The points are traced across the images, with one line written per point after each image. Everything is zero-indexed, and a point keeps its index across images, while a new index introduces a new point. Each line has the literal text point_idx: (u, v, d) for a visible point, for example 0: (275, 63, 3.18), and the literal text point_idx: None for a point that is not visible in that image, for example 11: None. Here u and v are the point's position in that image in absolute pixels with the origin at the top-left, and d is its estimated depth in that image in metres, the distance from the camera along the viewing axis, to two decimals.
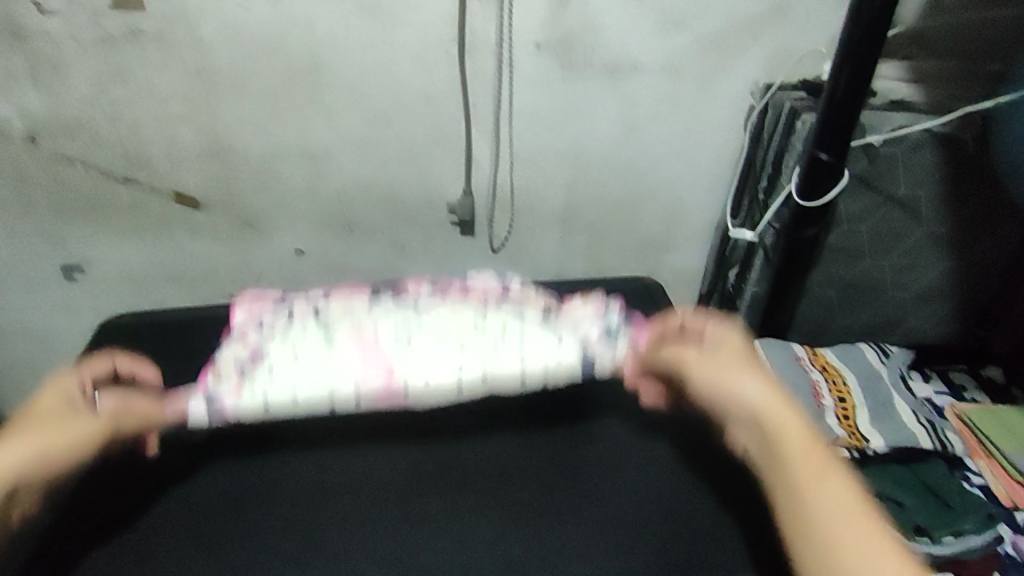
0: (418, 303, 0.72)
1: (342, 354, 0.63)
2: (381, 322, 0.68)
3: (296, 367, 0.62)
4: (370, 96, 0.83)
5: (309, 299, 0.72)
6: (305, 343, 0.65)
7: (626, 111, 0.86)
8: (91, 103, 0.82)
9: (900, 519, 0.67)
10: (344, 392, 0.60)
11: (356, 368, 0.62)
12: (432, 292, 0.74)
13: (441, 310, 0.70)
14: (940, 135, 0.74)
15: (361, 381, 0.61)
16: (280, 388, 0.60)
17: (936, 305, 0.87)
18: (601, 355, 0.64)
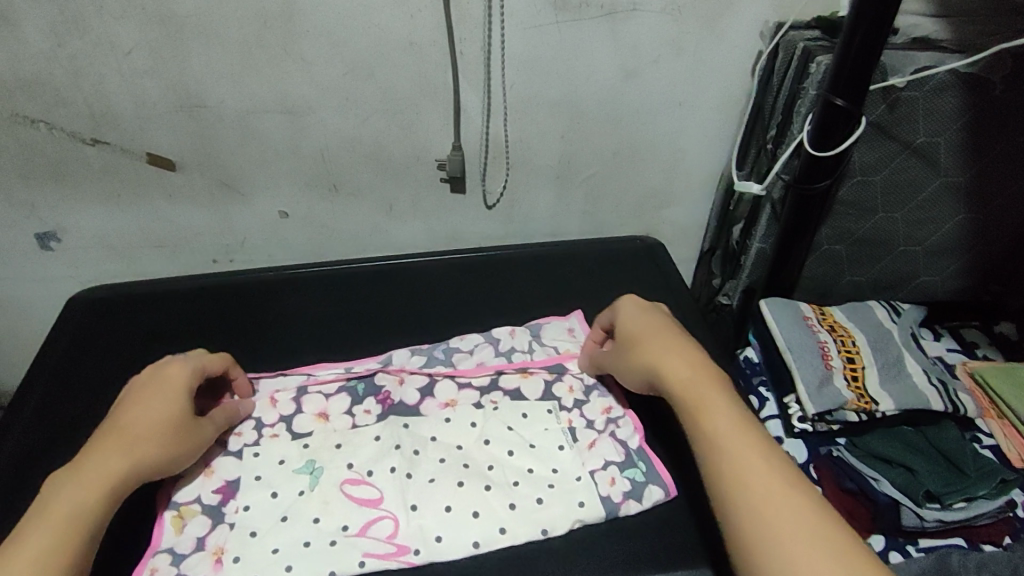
0: (408, 410, 0.71)
1: (337, 510, 0.63)
2: (369, 452, 0.67)
3: (289, 537, 0.61)
4: (350, 45, 0.77)
5: (275, 407, 0.70)
6: (291, 488, 0.64)
7: (626, 57, 0.80)
8: (49, 59, 0.75)
9: (911, 485, 0.67)
10: (348, 566, 0.59)
11: (361, 536, 0.61)
12: (415, 390, 0.73)
13: (436, 419, 0.70)
14: (966, 76, 0.69)
15: (368, 553, 0.60)
16: (274, 558, 0.59)
17: (950, 260, 0.83)
18: (623, 502, 0.64)
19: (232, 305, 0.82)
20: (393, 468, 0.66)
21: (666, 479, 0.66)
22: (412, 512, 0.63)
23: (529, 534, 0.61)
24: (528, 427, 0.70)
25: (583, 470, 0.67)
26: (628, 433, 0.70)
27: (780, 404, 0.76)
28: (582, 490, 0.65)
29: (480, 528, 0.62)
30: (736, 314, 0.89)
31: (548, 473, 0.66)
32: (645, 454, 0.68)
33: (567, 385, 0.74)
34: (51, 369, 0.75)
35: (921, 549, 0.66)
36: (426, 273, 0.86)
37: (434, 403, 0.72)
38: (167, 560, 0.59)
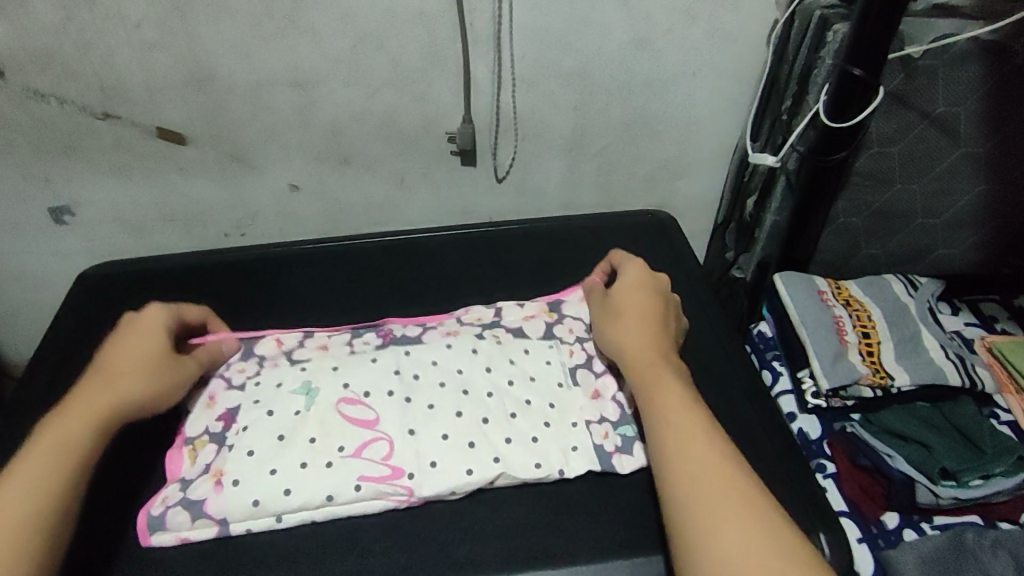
0: (410, 341, 0.72)
1: (334, 430, 0.61)
2: (367, 374, 0.65)
3: (286, 458, 0.59)
4: (358, 15, 0.76)
5: (278, 345, 0.71)
6: (287, 408, 0.63)
7: (639, 26, 0.78)
8: (59, 31, 0.75)
9: (926, 462, 0.66)
10: (344, 490, 0.58)
11: (356, 458, 0.60)
12: (414, 325, 0.74)
13: (438, 346, 0.69)
14: (987, 44, 0.67)
15: (363, 476, 0.59)
16: (274, 482, 0.58)
17: (970, 233, 0.81)
18: (620, 459, 0.63)
19: (242, 278, 0.82)
20: (384, 382, 0.65)
21: None
22: (407, 437, 0.61)
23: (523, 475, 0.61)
24: (531, 362, 0.69)
25: (581, 416, 0.66)
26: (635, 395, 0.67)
27: (793, 378, 0.76)
28: (576, 436, 0.64)
29: (476, 467, 0.60)
30: (749, 287, 0.87)
31: (544, 408, 0.65)
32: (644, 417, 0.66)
33: (567, 326, 0.74)
34: (61, 339, 0.76)
35: (936, 526, 0.66)
36: (433, 245, 0.84)
37: (435, 332, 0.72)
38: (176, 488, 0.59)
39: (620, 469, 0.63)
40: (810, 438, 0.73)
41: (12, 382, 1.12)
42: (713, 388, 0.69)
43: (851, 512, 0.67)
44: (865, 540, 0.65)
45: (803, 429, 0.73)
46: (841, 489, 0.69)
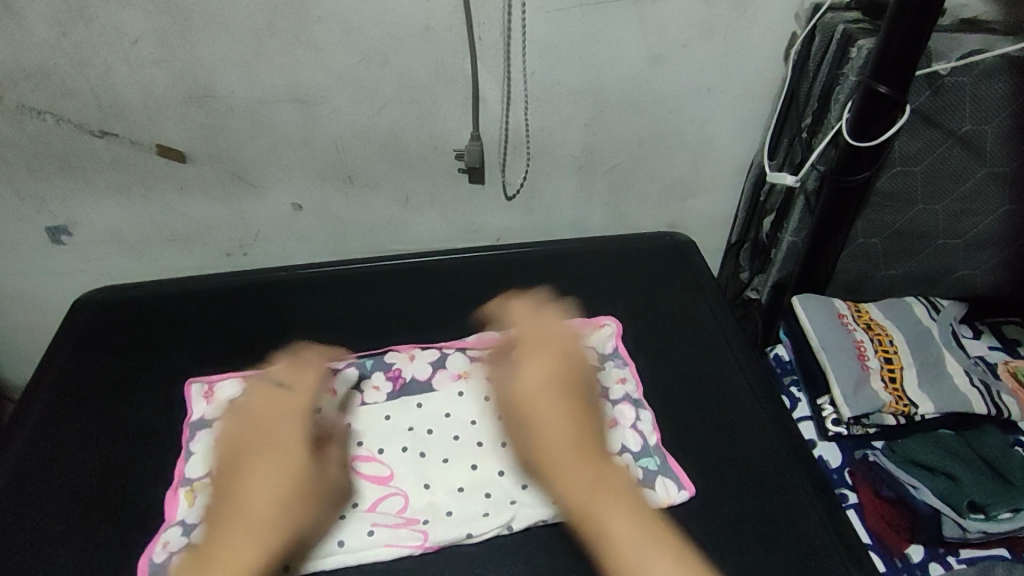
0: (420, 387, 0.71)
1: (348, 487, 0.63)
2: (383, 432, 0.68)
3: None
4: (365, 32, 0.74)
5: (287, 383, 0.71)
6: None
7: (654, 41, 0.76)
8: (53, 48, 0.73)
9: (952, 495, 0.65)
10: (356, 537, 0.59)
11: (370, 512, 0.61)
12: (424, 364, 0.72)
13: (450, 394, 0.70)
14: (1017, 61, 0.65)
15: (378, 526, 0.60)
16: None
17: (991, 254, 0.79)
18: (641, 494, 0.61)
19: (245, 304, 0.79)
20: (400, 441, 0.67)
21: (682, 474, 0.62)
22: (423, 490, 0.63)
23: (542, 515, 0.60)
24: None
25: None
26: (648, 428, 0.66)
27: (813, 405, 0.74)
28: None
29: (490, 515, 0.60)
30: (766, 309, 0.86)
31: None
32: (661, 450, 0.64)
33: (579, 351, 0.73)
34: (58, 369, 0.73)
35: (961, 560, 0.64)
36: (440, 270, 0.82)
37: (446, 375, 0.72)
38: (177, 531, 0.59)
39: (640, 504, 0.61)
40: (831, 467, 0.71)
41: (8, 404, 1.09)
42: (734, 418, 0.67)
43: (874, 545, 0.65)
44: (889, 575, 0.63)
45: (824, 457, 0.71)
46: (864, 521, 0.67)
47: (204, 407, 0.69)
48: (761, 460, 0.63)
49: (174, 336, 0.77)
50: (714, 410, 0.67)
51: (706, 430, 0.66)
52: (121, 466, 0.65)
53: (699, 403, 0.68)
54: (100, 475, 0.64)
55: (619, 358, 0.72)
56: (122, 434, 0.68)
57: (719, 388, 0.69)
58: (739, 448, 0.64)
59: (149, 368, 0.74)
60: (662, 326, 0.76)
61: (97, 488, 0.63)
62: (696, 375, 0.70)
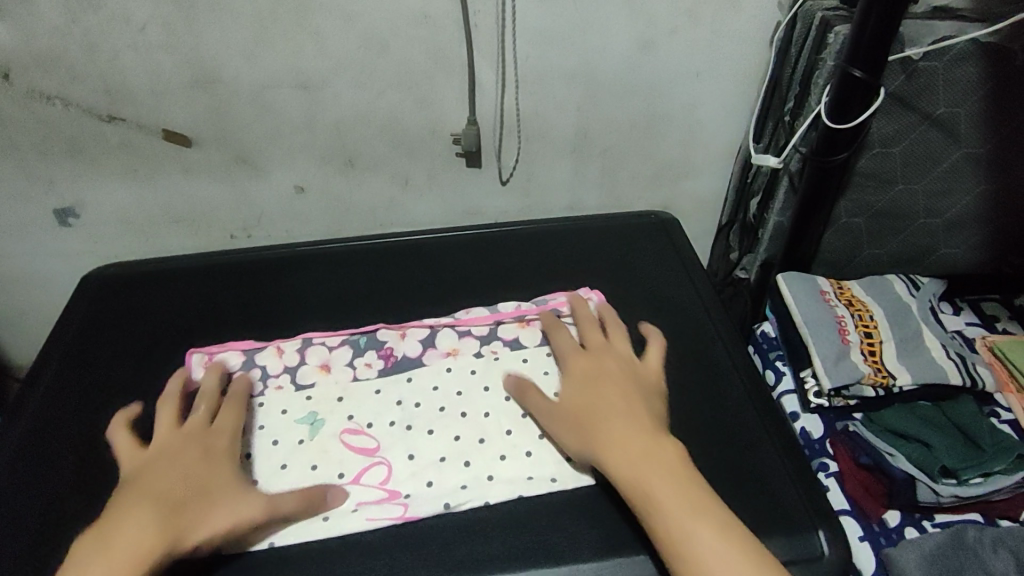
0: (411, 363, 0.70)
1: (334, 457, 0.63)
2: (372, 406, 0.66)
3: (286, 485, 0.61)
4: (362, 18, 0.76)
5: (281, 358, 0.70)
6: (291, 436, 0.64)
7: (642, 27, 0.79)
8: (64, 33, 0.75)
9: (926, 460, 0.67)
10: (341, 512, 0.59)
11: (355, 483, 0.61)
12: (416, 343, 0.72)
13: (438, 368, 0.69)
14: (987, 46, 0.67)
15: (361, 500, 0.60)
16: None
17: (970, 233, 0.82)
18: None
19: (247, 280, 0.82)
20: (386, 414, 0.66)
21: None
22: (407, 461, 0.62)
23: (517, 491, 0.61)
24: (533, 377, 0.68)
25: None
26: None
27: (796, 378, 0.77)
28: None
29: (466, 492, 0.60)
30: (754, 288, 0.89)
31: None
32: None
33: None
34: (65, 342, 0.76)
35: (936, 525, 0.66)
36: (436, 248, 0.85)
37: (436, 353, 0.71)
38: None
39: None
40: (813, 438, 0.74)
41: (16, 385, 1.12)
42: (716, 388, 0.69)
43: (852, 511, 0.68)
44: (866, 539, 0.66)
45: (805, 428, 0.74)
46: (843, 488, 0.69)
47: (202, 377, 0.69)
48: (742, 427, 0.66)
49: (177, 310, 0.79)
50: (699, 380, 0.70)
51: (691, 398, 0.68)
52: None
53: (683, 372, 0.71)
54: (106, 438, 0.67)
55: None
56: (127, 401, 0.70)
57: (704, 360, 0.72)
58: (722, 415, 0.67)
59: (153, 340, 0.76)
60: (650, 300, 0.78)
61: (103, 451, 0.66)
62: (681, 348, 0.73)
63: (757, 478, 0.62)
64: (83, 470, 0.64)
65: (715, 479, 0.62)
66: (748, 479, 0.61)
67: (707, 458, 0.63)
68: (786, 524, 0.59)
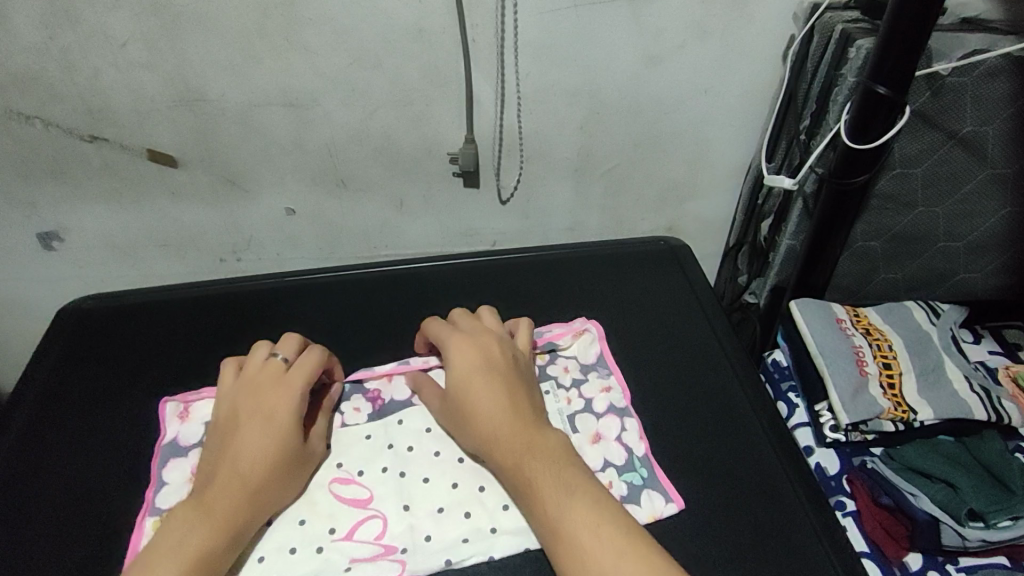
0: (401, 405, 0.67)
1: (325, 510, 0.59)
2: (362, 452, 0.63)
3: (275, 542, 0.57)
4: (356, 34, 0.72)
5: None
6: None
7: (650, 41, 0.75)
8: (41, 52, 0.72)
9: (951, 503, 0.64)
10: (334, 572, 0.55)
11: (348, 539, 0.57)
12: (403, 385, 0.69)
13: (430, 410, 0.66)
14: (1018, 61, 0.64)
15: (355, 557, 0.56)
16: (261, 569, 0.55)
17: (991, 257, 0.78)
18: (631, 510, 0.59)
19: (237, 313, 0.79)
20: (378, 460, 0.63)
21: (669, 487, 0.61)
22: (402, 512, 0.59)
23: (523, 543, 0.57)
24: None
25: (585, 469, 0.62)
26: (634, 439, 0.64)
27: (810, 411, 0.73)
28: None
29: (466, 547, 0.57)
30: (763, 313, 0.85)
31: None
32: (647, 459, 0.62)
33: (561, 366, 0.70)
34: (44, 380, 0.72)
35: (961, 569, 0.63)
36: (434, 276, 0.82)
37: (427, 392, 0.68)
38: None
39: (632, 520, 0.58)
40: (828, 474, 0.70)
41: None
42: (729, 427, 0.66)
43: (872, 553, 0.65)
44: None
45: (821, 464, 0.71)
46: (862, 529, 0.66)
47: (179, 426, 0.66)
48: (754, 470, 0.63)
49: (160, 346, 0.75)
50: (710, 419, 0.67)
51: (702, 438, 0.65)
52: (106, 481, 0.64)
53: (694, 411, 0.67)
54: (86, 484, 0.63)
55: (601, 368, 0.70)
56: (107, 447, 0.66)
57: (716, 396, 0.69)
58: (737, 457, 0.64)
59: (137, 377, 0.73)
60: (657, 331, 0.75)
61: (81, 504, 0.62)
62: (690, 384, 0.70)
63: (772, 527, 0.59)
64: (61, 519, 0.61)
65: (729, 531, 0.58)
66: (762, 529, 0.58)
67: (722, 507, 0.60)
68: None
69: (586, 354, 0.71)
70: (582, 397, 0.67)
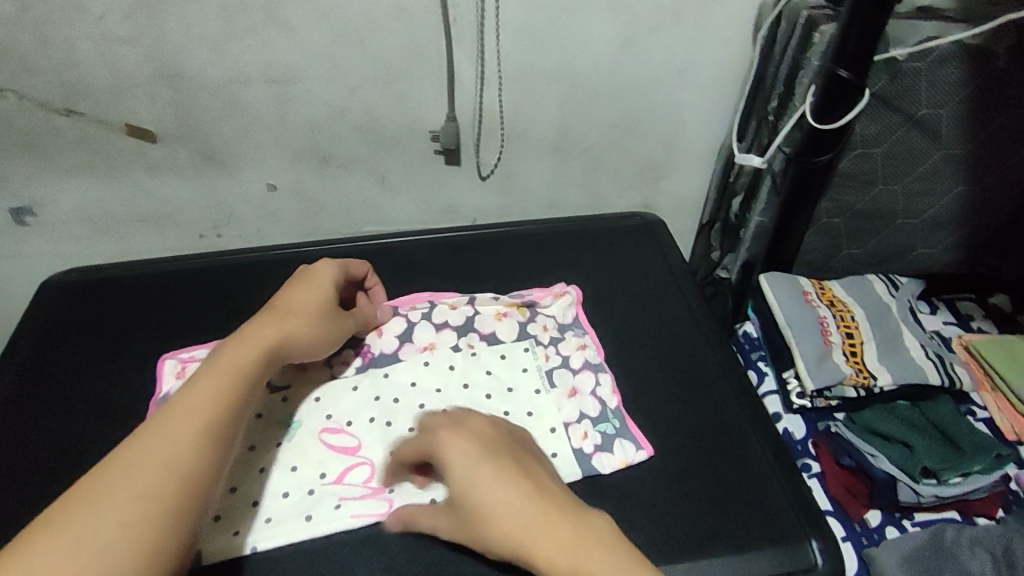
0: (389, 360, 0.68)
1: (314, 458, 0.60)
2: (349, 403, 0.64)
3: (268, 488, 0.58)
4: (337, 9, 0.73)
5: None
6: (267, 439, 0.61)
7: (625, 22, 0.77)
8: (15, 23, 0.71)
9: (907, 462, 0.67)
10: (323, 512, 0.57)
11: (338, 484, 0.59)
12: (392, 338, 0.69)
13: (416, 363, 0.67)
14: (971, 48, 0.67)
15: (344, 497, 0.58)
16: (255, 512, 0.57)
17: (947, 233, 0.83)
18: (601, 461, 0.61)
19: (218, 285, 0.79)
20: (364, 411, 0.63)
21: (638, 435, 0.63)
22: (388, 458, 0.60)
23: None
24: (512, 372, 0.67)
25: (558, 420, 0.64)
26: (608, 393, 0.67)
27: (778, 378, 0.77)
28: (555, 443, 0.62)
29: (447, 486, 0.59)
30: (735, 287, 0.88)
31: (523, 415, 0.64)
32: (620, 412, 0.65)
33: (540, 324, 0.72)
34: (25, 349, 0.72)
35: (916, 524, 0.67)
36: (415, 248, 0.83)
37: (412, 347, 0.69)
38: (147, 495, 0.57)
39: (602, 470, 0.61)
40: (795, 439, 0.74)
41: None
42: (700, 390, 0.69)
43: (835, 511, 0.68)
44: (848, 539, 0.66)
45: (788, 429, 0.74)
46: (827, 489, 0.70)
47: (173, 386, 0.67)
48: (723, 427, 0.66)
49: (142, 318, 0.75)
50: (683, 382, 0.69)
51: (673, 401, 0.68)
52: (91, 446, 0.64)
53: (667, 375, 0.70)
54: (71, 446, 0.64)
55: (577, 327, 0.73)
56: (88, 415, 0.66)
57: (686, 361, 0.71)
58: (708, 419, 0.66)
59: (118, 346, 0.73)
60: (634, 300, 0.77)
61: (68, 464, 0.62)
62: (664, 350, 0.72)
63: (736, 480, 0.62)
64: (48, 479, 0.61)
65: (703, 486, 0.61)
66: (729, 482, 0.61)
67: (693, 463, 0.63)
68: (763, 526, 0.59)
69: (563, 314, 0.73)
70: (559, 353, 0.70)
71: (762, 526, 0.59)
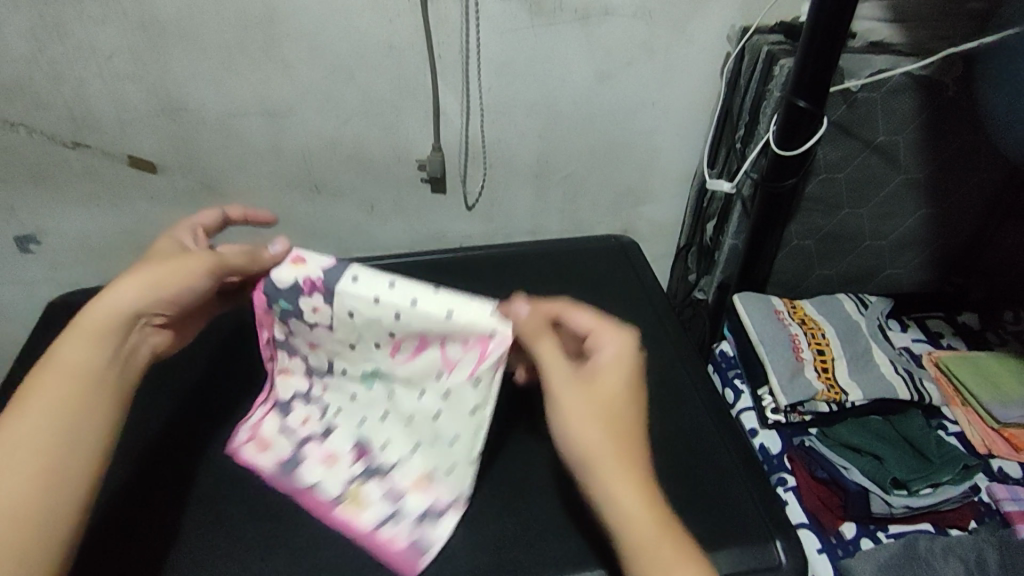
0: (299, 321, 0.57)
1: (394, 414, 0.58)
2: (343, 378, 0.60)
3: (379, 481, 0.57)
4: (330, 48, 0.78)
5: (270, 450, 0.60)
6: (362, 435, 0.59)
7: (600, 59, 0.82)
8: (29, 62, 0.76)
9: (878, 473, 0.69)
10: (439, 434, 0.56)
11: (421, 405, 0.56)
12: (292, 283, 0.56)
13: (326, 312, 0.56)
14: (920, 78, 0.71)
15: (435, 406, 0.55)
16: (453, 475, 0.56)
17: (914, 254, 0.86)
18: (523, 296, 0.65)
19: None
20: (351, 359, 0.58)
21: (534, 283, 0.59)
22: (399, 322, 0.54)
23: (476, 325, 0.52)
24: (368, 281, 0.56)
25: (428, 292, 0.54)
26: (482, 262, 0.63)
27: (753, 396, 0.79)
28: (444, 297, 0.53)
29: (404, 293, 0.54)
30: (712, 308, 0.91)
31: (405, 305, 0.53)
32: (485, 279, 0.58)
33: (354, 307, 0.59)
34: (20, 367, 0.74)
35: (891, 535, 0.67)
36: (400, 269, 0.86)
37: (313, 304, 0.56)
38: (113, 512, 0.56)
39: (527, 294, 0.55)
40: (771, 453, 0.75)
41: None
42: (674, 401, 0.71)
43: (810, 523, 0.69)
44: (825, 551, 0.67)
45: (764, 444, 0.76)
46: (803, 503, 0.70)
47: None
48: (696, 435, 0.67)
49: None
50: (658, 394, 0.71)
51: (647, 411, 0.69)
52: None
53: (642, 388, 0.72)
54: None
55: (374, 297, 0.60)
56: None
57: (661, 374, 0.73)
58: (683, 428, 0.68)
59: None
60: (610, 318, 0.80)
61: None
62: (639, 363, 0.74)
63: (709, 485, 0.63)
64: None
65: (674, 489, 0.62)
66: (701, 487, 0.62)
67: (665, 469, 0.64)
68: (734, 529, 0.60)
69: None
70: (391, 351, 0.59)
71: (733, 528, 0.60)
